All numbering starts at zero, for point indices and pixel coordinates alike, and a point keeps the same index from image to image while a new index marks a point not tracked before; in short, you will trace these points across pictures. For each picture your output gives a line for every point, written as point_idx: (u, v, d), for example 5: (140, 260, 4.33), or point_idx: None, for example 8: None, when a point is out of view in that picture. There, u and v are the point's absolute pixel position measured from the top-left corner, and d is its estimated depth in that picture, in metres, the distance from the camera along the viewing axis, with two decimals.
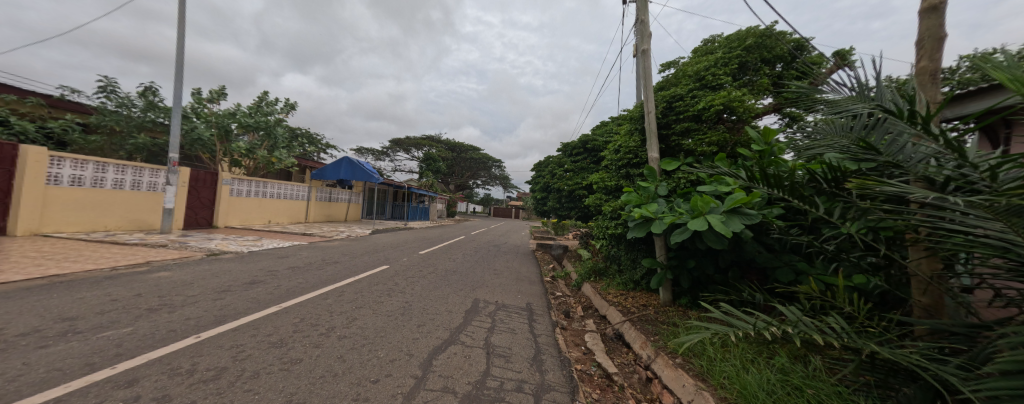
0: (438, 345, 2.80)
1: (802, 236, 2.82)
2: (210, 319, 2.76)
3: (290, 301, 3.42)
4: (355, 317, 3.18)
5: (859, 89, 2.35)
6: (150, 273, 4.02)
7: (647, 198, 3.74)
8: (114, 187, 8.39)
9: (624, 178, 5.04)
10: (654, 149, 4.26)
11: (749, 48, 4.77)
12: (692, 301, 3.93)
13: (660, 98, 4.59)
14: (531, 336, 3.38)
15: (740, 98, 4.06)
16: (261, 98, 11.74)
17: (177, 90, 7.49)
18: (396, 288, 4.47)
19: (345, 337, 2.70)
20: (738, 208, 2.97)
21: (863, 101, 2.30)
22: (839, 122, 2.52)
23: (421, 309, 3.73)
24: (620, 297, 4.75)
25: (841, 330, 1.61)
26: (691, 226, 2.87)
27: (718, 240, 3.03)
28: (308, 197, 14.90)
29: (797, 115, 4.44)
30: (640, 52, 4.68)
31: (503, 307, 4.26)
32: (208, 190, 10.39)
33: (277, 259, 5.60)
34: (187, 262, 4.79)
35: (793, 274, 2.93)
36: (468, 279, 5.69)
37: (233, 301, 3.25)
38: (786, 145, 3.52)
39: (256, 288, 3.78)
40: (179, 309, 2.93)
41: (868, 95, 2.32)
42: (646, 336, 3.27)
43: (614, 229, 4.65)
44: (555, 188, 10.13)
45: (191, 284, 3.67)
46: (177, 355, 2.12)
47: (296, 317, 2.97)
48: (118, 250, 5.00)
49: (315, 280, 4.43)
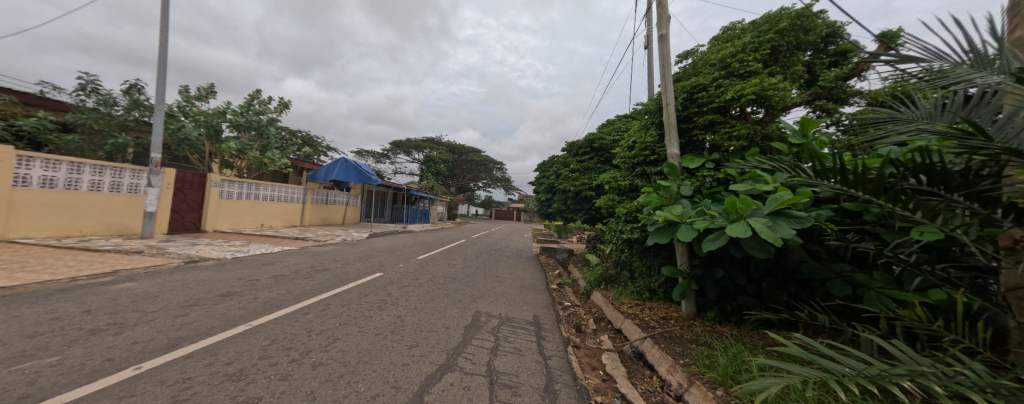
0: (432, 373, 2.37)
1: (866, 244, 2.37)
2: (161, 343, 2.30)
3: (263, 318, 2.97)
4: (337, 338, 2.74)
5: (972, 55, 1.84)
6: (110, 284, 3.57)
7: (669, 199, 3.28)
8: (91, 189, 8.02)
9: (639, 178, 4.61)
10: (673, 144, 3.84)
11: (782, 31, 4.30)
12: (721, 315, 3.48)
13: (679, 89, 4.18)
14: (540, 358, 2.94)
15: (776, 86, 3.58)
16: (252, 96, 11.31)
17: (160, 87, 7.10)
18: (388, 300, 4.03)
19: (321, 365, 2.26)
20: (784, 210, 2.52)
21: (981, 71, 1.79)
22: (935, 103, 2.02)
23: (415, 325, 3.29)
24: (635, 309, 4.31)
25: (987, 382, 1.14)
26: (731, 233, 2.41)
27: (761, 248, 2.59)
28: (304, 199, 14.50)
29: (831, 107, 3.95)
30: (657, 38, 4.26)
31: (507, 322, 3.81)
32: (196, 193, 10.00)
33: (261, 266, 5.16)
34: (160, 270, 4.35)
35: (850, 287, 2.48)
36: (468, 288, 5.24)
37: (196, 318, 2.80)
38: (829, 138, 3.04)
39: (229, 301, 3.34)
40: (128, 329, 2.47)
41: (986, 64, 1.81)
42: (674, 358, 2.83)
43: (630, 233, 4.17)
44: (559, 190, 9.67)
45: (154, 297, 3.23)
46: (100, 397, 1.67)
47: (267, 339, 2.54)
48: (84, 258, 4.55)
49: (298, 290, 3.98)
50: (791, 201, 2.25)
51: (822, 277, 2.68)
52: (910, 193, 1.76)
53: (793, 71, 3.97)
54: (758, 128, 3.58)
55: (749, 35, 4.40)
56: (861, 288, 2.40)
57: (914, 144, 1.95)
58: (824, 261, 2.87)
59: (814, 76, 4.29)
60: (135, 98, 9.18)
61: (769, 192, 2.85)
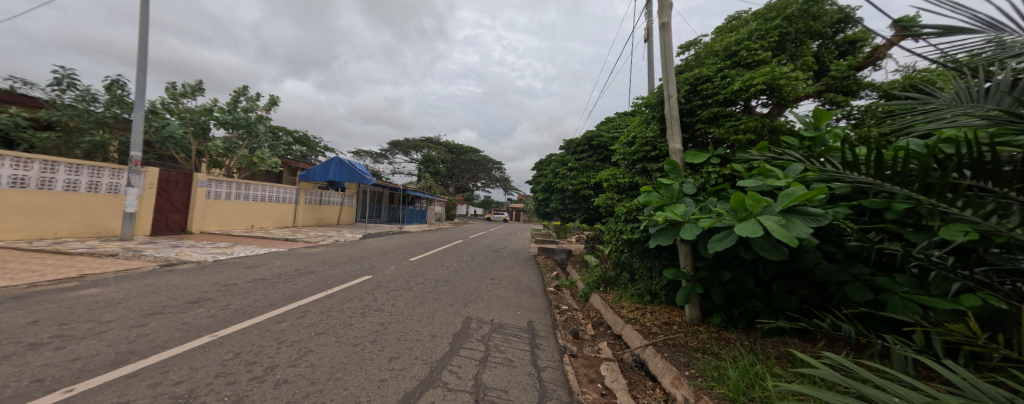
0: (411, 390, 2.12)
1: (892, 245, 2.14)
2: (104, 359, 2.05)
3: (231, 327, 2.72)
4: (310, 349, 2.50)
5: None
6: (72, 290, 3.32)
7: (671, 198, 3.04)
8: (66, 188, 7.77)
9: (640, 175, 4.37)
10: (676, 139, 3.60)
11: (790, 18, 4.06)
12: (727, 320, 3.27)
13: (682, 80, 3.95)
14: (533, 370, 2.70)
15: (787, 76, 3.34)
16: (241, 93, 11.04)
17: (140, 83, 6.86)
18: (373, 305, 3.79)
19: (285, 383, 2.02)
20: (798, 207, 2.28)
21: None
22: (981, 89, 1.77)
23: (399, 333, 3.06)
24: (636, 313, 4.09)
25: None
26: (740, 232, 2.17)
27: (774, 248, 2.34)
28: (296, 200, 14.23)
29: (842, 99, 3.70)
30: (658, 26, 4.04)
31: (500, 329, 3.58)
32: (181, 193, 9.73)
33: (242, 270, 4.90)
34: (131, 275, 4.10)
35: (871, 292, 2.27)
36: (461, 291, 4.98)
37: (156, 329, 2.56)
38: (844, 131, 2.80)
39: (198, 309, 3.09)
40: (74, 343, 2.24)
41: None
42: (679, 369, 2.61)
43: (630, 234, 3.93)
44: (557, 189, 9.36)
45: (115, 306, 2.98)
46: None
47: (230, 352, 2.30)
48: (51, 261, 4.29)
49: (277, 296, 3.74)
50: (807, 197, 2.01)
51: (839, 280, 2.47)
52: (971, 193, 1.45)
53: (802, 61, 3.74)
54: (767, 120, 3.36)
55: (755, 23, 4.17)
56: (883, 292, 2.18)
57: (943, 133, 1.72)
58: (839, 262, 2.66)
59: (824, 67, 4.04)
60: (117, 94, 8.92)
61: (780, 188, 2.62)
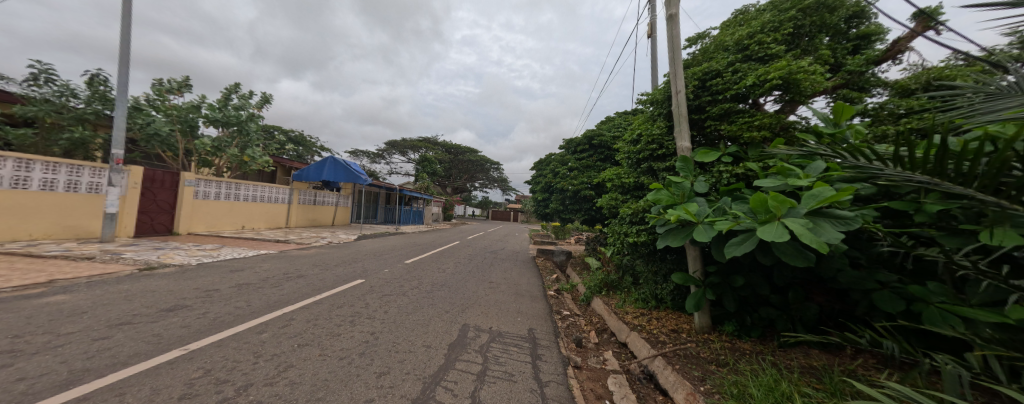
0: None
1: (930, 250, 1.93)
2: (54, 380, 1.82)
3: (206, 339, 2.50)
4: (290, 365, 2.27)
5: None
6: (35, 298, 3.07)
7: (681, 197, 2.85)
8: (42, 187, 7.48)
9: (645, 174, 4.18)
10: (684, 136, 3.40)
11: (804, 10, 3.88)
12: (740, 328, 3.06)
13: (690, 75, 3.76)
14: (535, 386, 2.49)
15: (804, 69, 3.15)
16: (232, 90, 10.75)
17: (122, 77, 6.60)
18: (363, 313, 3.56)
19: None
20: (824, 210, 2.08)
21: None
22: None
23: (390, 344, 2.84)
24: (641, 319, 3.89)
25: None
26: (763, 237, 1.96)
27: (799, 254, 2.13)
28: (289, 200, 13.94)
29: (855, 95, 3.53)
30: (665, 18, 3.85)
31: (499, 338, 3.37)
32: (168, 193, 9.44)
33: (227, 274, 4.66)
34: (106, 280, 3.85)
35: (903, 302, 2.07)
36: (457, 296, 4.77)
37: (120, 342, 2.32)
38: (866, 127, 2.60)
39: (172, 318, 2.86)
40: (23, 360, 2.00)
41: None
42: (693, 383, 2.40)
43: (636, 237, 3.72)
44: (557, 190, 9.13)
45: (79, 315, 2.74)
46: None
47: (198, 369, 2.06)
48: (21, 265, 4.02)
49: (261, 302, 3.51)
50: (837, 198, 1.80)
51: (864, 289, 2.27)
52: None
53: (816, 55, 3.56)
54: (781, 117, 3.16)
55: (768, 15, 3.99)
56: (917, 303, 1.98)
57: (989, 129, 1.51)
58: (865, 268, 2.45)
59: (837, 62, 3.86)
60: (98, 90, 8.64)
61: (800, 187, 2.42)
